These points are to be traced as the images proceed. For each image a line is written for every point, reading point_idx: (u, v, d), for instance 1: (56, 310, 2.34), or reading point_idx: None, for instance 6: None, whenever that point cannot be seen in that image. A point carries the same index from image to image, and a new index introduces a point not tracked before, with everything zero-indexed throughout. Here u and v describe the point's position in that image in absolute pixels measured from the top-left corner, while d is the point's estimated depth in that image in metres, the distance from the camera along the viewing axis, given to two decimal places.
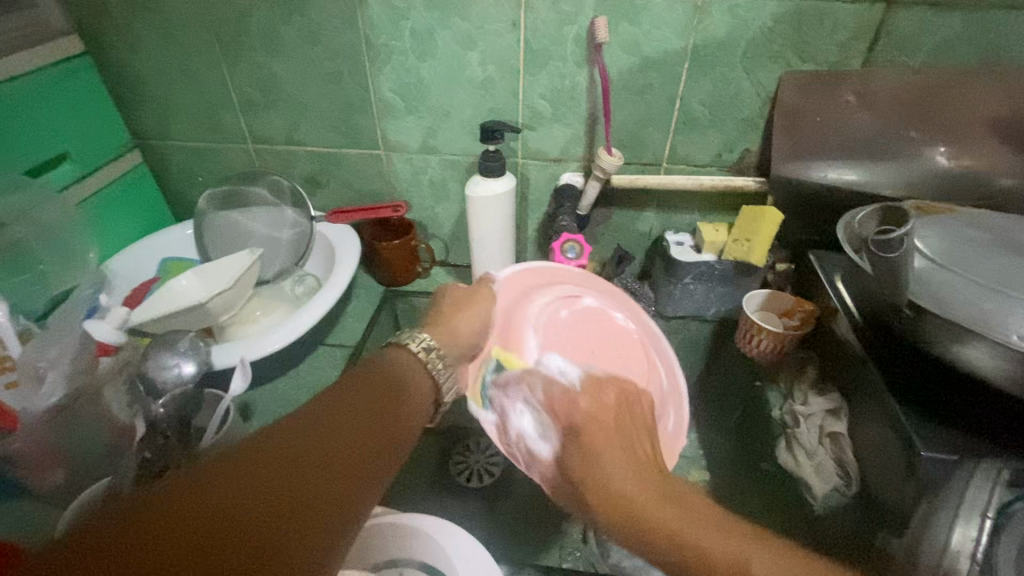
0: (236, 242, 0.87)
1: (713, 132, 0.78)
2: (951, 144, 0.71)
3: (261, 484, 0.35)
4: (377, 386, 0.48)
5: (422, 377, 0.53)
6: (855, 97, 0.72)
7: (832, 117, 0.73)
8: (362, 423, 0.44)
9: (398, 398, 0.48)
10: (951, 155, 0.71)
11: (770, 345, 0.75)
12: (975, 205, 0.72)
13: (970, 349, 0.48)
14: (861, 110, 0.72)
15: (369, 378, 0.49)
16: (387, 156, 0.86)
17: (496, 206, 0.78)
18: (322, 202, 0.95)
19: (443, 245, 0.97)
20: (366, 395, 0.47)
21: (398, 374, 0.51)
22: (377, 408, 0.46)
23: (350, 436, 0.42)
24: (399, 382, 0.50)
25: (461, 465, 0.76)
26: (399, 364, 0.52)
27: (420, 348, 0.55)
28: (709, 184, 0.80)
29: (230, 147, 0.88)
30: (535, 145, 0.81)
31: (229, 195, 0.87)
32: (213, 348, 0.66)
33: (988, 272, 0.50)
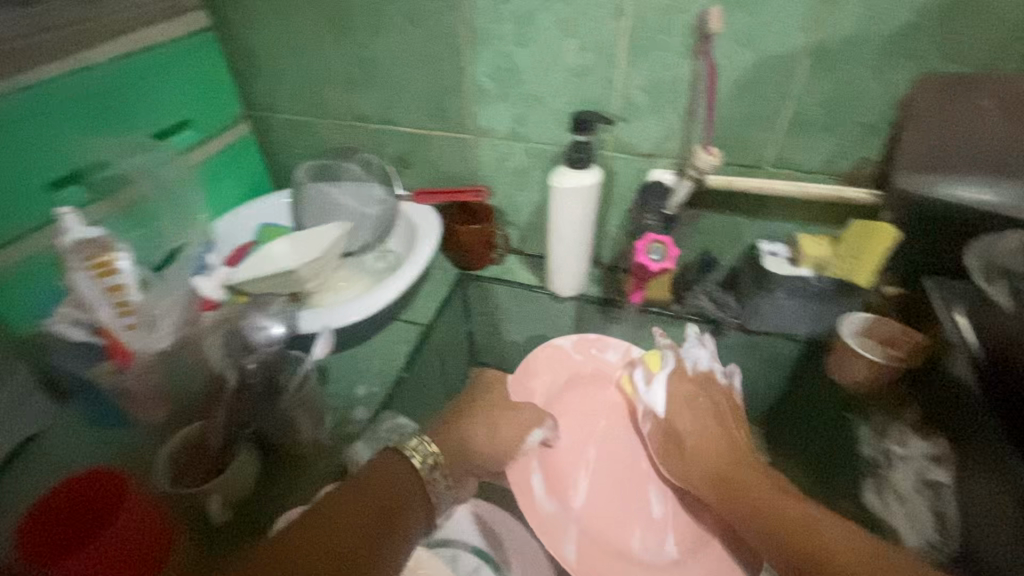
0: (327, 212, 0.90)
1: (827, 136, 0.71)
2: None
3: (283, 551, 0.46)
4: (372, 494, 0.52)
5: (409, 483, 0.55)
6: (993, 103, 0.62)
7: (963, 127, 0.64)
8: (354, 514, 0.50)
9: (391, 513, 0.52)
10: None
11: (867, 375, 0.70)
12: None
13: None
14: (1001, 118, 0.62)
15: (370, 486, 0.53)
16: (475, 140, 0.87)
17: (580, 197, 0.76)
18: (406, 182, 0.97)
19: (520, 234, 0.96)
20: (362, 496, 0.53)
21: (381, 479, 0.54)
22: (380, 510, 0.52)
23: (334, 525, 0.49)
24: (392, 493, 0.53)
25: None
26: (391, 469, 0.55)
27: (418, 455, 0.57)
28: (815, 194, 0.73)
29: (329, 123, 0.93)
30: (626, 138, 0.78)
31: (324, 168, 0.92)
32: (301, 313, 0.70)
33: None
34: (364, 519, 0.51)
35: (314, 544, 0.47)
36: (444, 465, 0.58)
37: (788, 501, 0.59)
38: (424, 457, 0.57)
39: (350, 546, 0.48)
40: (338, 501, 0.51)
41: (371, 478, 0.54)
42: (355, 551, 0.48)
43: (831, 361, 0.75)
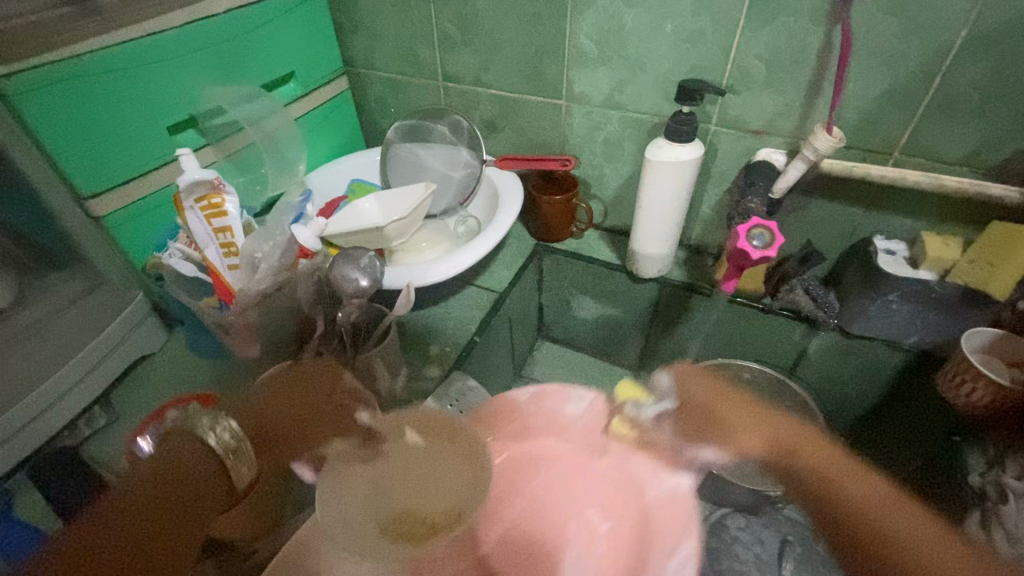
0: (414, 173, 0.93)
1: (978, 122, 0.62)
2: None
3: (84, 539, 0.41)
4: (302, 398, 0.58)
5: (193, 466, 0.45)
6: None
7: None
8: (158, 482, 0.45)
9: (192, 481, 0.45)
10: None
11: (985, 397, 0.62)
12: None
13: None
14: None
15: (270, 392, 0.57)
16: (568, 107, 0.84)
17: (675, 173, 0.72)
18: (493, 146, 0.96)
19: (603, 207, 0.93)
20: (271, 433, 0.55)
21: (180, 459, 0.45)
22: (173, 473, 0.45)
23: (156, 487, 0.44)
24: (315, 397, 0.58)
25: None
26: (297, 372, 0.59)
27: (219, 436, 0.45)
28: (952, 188, 0.64)
29: (423, 83, 0.93)
30: (734, 112, 0.72)
31: (414, 129, 0.93)
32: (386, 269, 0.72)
33: None
34: (199, 500, 0.44)
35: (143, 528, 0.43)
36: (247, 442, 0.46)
37: (830, 463, 0.58)
38: (226, 438, 0.45)
39: (183, 497, 0.44)
40: (265, 407, 0.55)
41: (282, 386, 0.58)
42: (181, 529, 0.44)
43: (942, 377, 0.67)
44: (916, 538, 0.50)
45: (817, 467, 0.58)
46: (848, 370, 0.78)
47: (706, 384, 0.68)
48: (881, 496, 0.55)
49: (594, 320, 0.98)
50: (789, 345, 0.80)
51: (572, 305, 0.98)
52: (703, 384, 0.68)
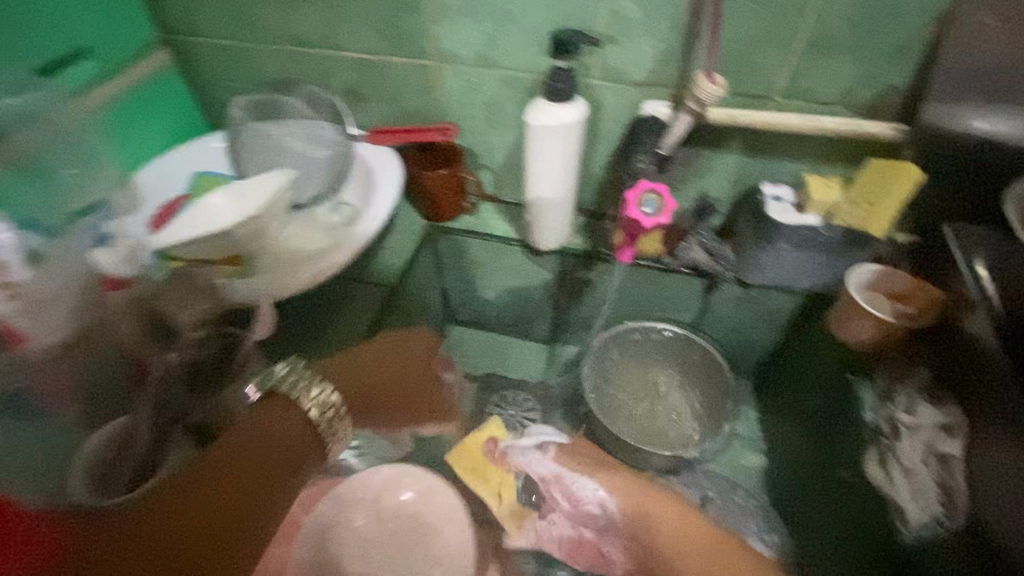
0: (268, 156, 0.78)
1: (851, 58, 0.60)
2: None
3: (177, 499, 0.42)
4: (374, 367, 0.56)
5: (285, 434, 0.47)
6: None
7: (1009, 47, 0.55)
8: (254, 442, 0.45)
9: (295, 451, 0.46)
10: None
11: (871, 333, 0.63)
12: None
13: None
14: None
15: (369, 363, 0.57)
16: (437, 68, 0.74)
17: (560, 136, 0.65)
18: (361, 119, 0.84)
19: (494, 177, 0.85)
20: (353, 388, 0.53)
21: (266, 440, 0.46)
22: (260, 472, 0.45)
23: (256, 444, 0.45)
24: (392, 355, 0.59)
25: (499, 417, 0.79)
26: (400, 349, 0.60)
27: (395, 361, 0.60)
28: (830, 129, 0.63)
29: (266, 49, 0.79)
30: (614, 63, 0.66)
31: (263, 105, 0.79)
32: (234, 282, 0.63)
33: None
34: (270, 473, 0.45)
35: (255, 476, 0.44)
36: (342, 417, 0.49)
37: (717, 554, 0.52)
38: (327, 414, 0.48)
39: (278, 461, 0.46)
40: (361, 367, 0.56)
41: (378, 349, 0.59)
42: (263, 481, 0.45)
43: (832, 316, 0.68)
44: None
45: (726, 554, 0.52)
46: (748, 318, 0.79)
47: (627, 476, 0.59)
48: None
49: (500, 298, 0.92)
50: (693, 301, 0.79)
51: (475, 286, 0.91)
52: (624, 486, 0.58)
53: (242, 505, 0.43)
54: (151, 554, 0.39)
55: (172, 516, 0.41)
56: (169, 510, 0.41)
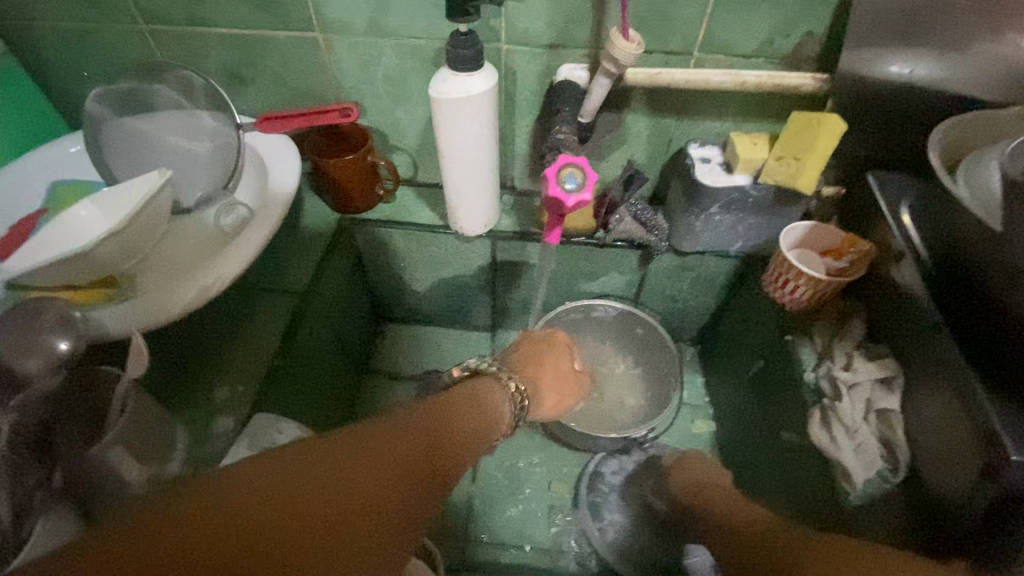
0: (144, 156, 0.68)
1: (767, 6, 0.57)
2: None
3: (302, 473, 0.30)
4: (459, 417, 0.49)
5: (488, 412, 0.55)
6: None
7: None
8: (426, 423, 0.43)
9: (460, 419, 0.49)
10: None
11: (807, 292, 0.62)
12: None
13: None
14: None
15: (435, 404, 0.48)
16: (326, 41, 0.65)
17: (470, 111, 0.59)
18: (249, 104, 0.74)
19: (410, 159, 0.77)
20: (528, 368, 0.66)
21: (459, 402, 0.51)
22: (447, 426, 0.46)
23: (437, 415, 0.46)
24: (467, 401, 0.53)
25: None
26: (486, 392, 0.57)
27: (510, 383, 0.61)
28: (753, 83, 0.60)
29: (118, 28, 0.67)
30: (522, 24, 0.60)
31: (128, 95, 0.67)
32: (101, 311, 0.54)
33: None
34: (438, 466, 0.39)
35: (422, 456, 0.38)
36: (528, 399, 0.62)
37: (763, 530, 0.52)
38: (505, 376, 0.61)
39: (457, 425, 0.48)
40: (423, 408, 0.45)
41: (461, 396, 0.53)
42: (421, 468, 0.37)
43: (767, 277, 0.66)
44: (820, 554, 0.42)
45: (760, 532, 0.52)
46: (687, 285, 0.77)
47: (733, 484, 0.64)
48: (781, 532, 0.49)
49: (432, 291, 0.85)
50: (631, 273, 0.76)
51: (404, 280, 0.84)
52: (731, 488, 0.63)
53: (418, 462, 0.37)
54: (307, 514, 0.28)
55: (324, 478, 0.31)
56: (341, 462, 0.32)
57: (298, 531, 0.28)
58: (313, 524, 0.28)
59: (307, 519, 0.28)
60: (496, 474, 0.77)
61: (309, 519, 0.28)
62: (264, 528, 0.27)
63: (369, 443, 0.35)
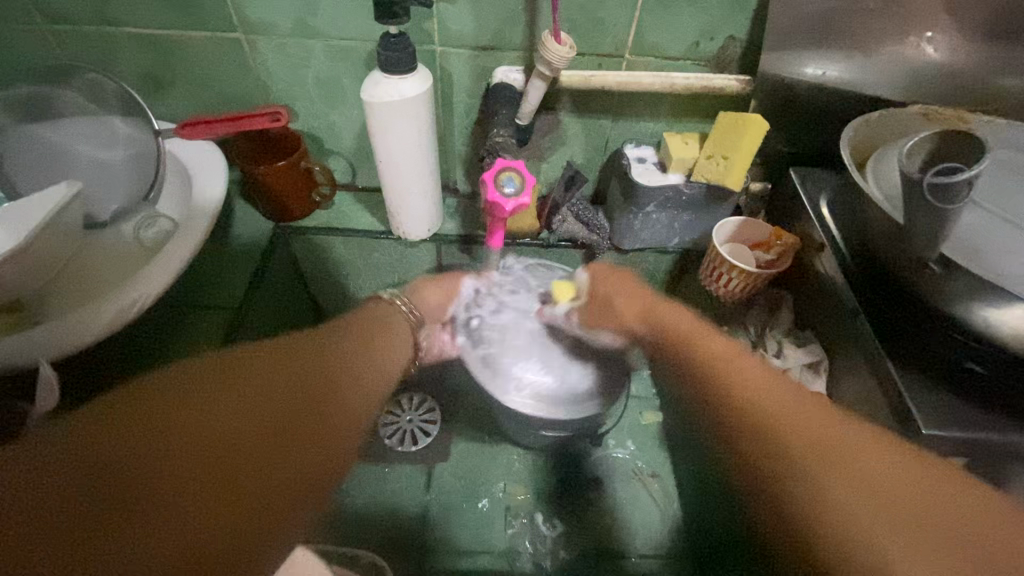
0: (51, 167, 0.63)
1: (691, 11, 0.59)
2: (939, 26, 0.60)
3: (209, 413, 0.35)
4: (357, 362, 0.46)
5: (400, 327, 0.54)
6: None
7: None
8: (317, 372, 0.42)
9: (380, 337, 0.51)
10: (934, 41, 0.61)
11: (739, 285, 0.65)
12: (955, 104, 0.62)
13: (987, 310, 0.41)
14: None
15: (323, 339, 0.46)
16: (250, 42, 0.62)
17: (405, 115, 0.58)
18: (168, 110, 0.69)
19: (348, 164, 0.75)
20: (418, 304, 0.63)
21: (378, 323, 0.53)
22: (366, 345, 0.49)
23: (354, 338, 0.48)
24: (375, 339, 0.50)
25: (393, 425, 0.77)
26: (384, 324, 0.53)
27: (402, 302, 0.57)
28: (682, 85, 0.63)
29: (12, 29, 0.62)
30: (454, 27, 0.60)
31: (29, 101, 0.62)
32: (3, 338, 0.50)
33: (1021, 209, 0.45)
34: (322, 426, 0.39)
35: (334, 381, 0.42)
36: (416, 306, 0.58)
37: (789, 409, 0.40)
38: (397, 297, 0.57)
39: (375, 346, 0.49)
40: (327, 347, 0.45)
41: (358, 327, 0.51)
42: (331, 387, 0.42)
43: (703, 271, 0.69)
44: (909, 490, 0.34)
45: (778, 411, 0.40)
46: None
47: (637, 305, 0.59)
48: (794, 405, 0.40)
49: None
50: None
51: (347, 288, 0.82)
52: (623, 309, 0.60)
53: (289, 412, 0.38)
54: (213, 448, 0.33)
55: (229, 414, 0.35)
56: (250, 392, 0.37)
57: (205, 457, 0.33)
58: (221, 454, 0.34)
59: (211, 448, 0.33)
60: (451, 481, 0.76)
61: (216, 448, 0.34)
62: (142, 470, 0.31)
63: (246, 388, 0.37)
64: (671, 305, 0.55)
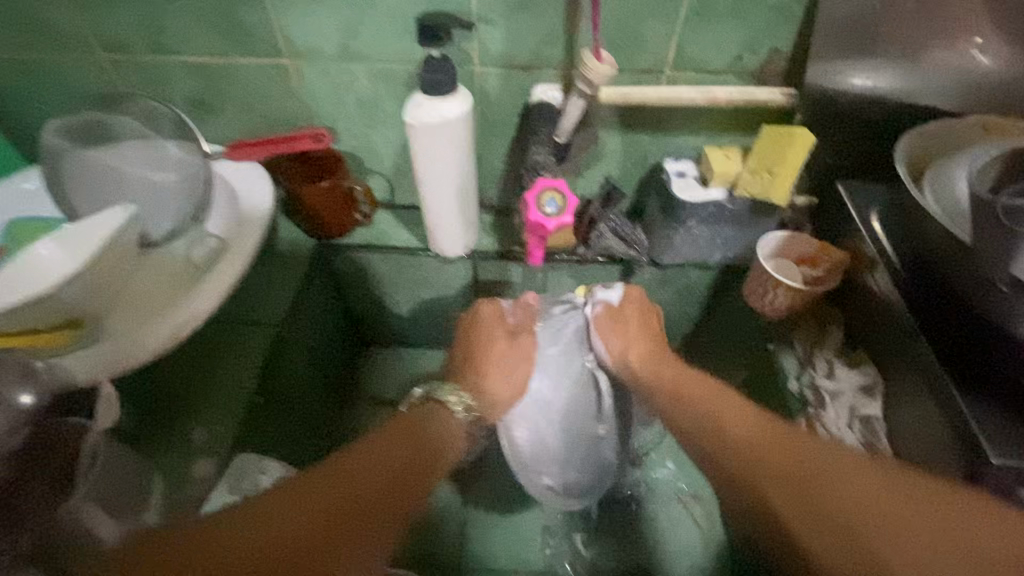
0: (108, 189, 0.66)
1: (733, 24, 0.58)
2: (1000, 32, 0.57)
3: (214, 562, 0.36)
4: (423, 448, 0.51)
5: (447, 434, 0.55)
6: None
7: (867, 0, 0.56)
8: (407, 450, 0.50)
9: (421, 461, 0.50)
10: (994, 49, 0.58)
11: (787, 302, 0.63)
12: (1017, 113, 0.60)
13: None
14: None
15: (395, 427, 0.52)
16: (296, 67, 0.64)
17: (447, 135, 0.58)
18: (217, 133, 0.72)
19: (387, 183, 0.76)
20: (464, 350, 0.63)
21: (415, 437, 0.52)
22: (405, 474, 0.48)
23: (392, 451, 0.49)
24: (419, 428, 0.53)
25: None
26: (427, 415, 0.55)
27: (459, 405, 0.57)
28: (724, 99, 0.61)
29: (74, 60, 0.65)
30: (494, 47, 0.60)
31: (89, 126, 0.65)
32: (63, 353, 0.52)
33: None
34: (389, 495, 0.45)
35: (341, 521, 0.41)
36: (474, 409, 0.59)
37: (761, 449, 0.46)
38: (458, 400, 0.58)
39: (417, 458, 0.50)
40: (369, 460, 0.47)
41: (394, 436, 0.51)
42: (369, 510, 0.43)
43: (747, 288, 0.67)
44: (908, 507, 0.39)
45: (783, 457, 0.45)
46: (669, 297, 0.78)
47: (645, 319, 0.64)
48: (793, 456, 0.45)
49: (415, 313, 0.84)
50: None
51: (386, 304, 0.83)
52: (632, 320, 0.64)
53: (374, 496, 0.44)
54: None
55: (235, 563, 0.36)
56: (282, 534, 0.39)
57: None
58: None
59: None
60: (487, 498, 0.76)
61: None
62: None
63: (322, 483, 0.43)
64: (686, 370, 0.59)
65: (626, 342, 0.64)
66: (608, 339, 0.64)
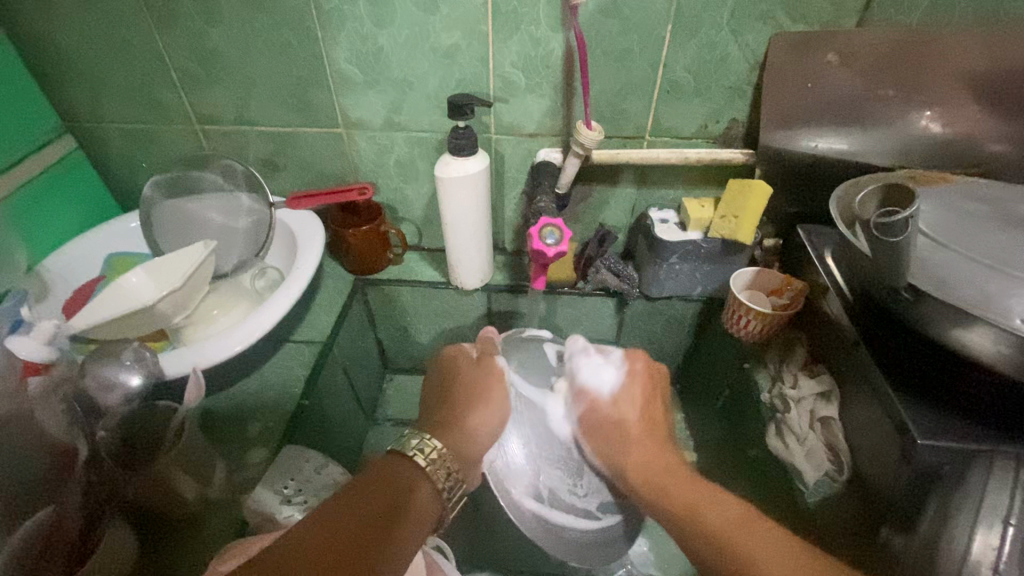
0: (189, 231, 0.81)
1: (699, 100, 0.73)
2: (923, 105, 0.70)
3: None
4: (377, 505, 0.46)
5: (426, 492, 0.50)
6: (835, 57, 0.69)
7: (812, 81, 0.70)
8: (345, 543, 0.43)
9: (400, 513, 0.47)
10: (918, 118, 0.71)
11: (758, 326, 0.73)
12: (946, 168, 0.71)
13: (970, 334, 0.47)
14: (837, 70, 0.70)
15: (354, 498, 0.47)
16: (349, 134, 0.80)
17: (470, 186, 0.72)
18: (279, 185, 0.88)
19: (416, 228, 0.90)
20: (436, 397, 0.59)
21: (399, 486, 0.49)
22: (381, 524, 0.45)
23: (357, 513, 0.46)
24: (392, 499, 0.47)
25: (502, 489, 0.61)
26: (400, 480, 0.49)
27: (420, 451, 0.51)
28: (695, 159, 0.75)
29: (174, 129, 0.82)
30: (509, 118, 0.76)
31: (176, 181, 0.80)
32: (162, 355, 0.62)
33: (986, 249, 0.51)
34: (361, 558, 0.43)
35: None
36: (452, 464, 0.51)
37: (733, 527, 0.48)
38: (431, 454, 0.51)
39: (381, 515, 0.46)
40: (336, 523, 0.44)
41: (371, 488, 0.48)
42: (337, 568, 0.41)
43: (725, 316, 0.77)
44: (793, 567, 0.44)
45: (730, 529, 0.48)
46: (659, 327, 0.88)
47: (647, 381, 0.63)
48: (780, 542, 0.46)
49: (435, 342, 0.95)
50: (611, 317, 0.88)
51: (410, 333, 0.95)
52: (641, 375, 0.63)
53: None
54: None
55: None
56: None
57: None
58: None
59: None
60: None
61: None
62: None
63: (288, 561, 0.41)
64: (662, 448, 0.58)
65: (636, 458, 0.58)
66: (609, 417, 0.61)
